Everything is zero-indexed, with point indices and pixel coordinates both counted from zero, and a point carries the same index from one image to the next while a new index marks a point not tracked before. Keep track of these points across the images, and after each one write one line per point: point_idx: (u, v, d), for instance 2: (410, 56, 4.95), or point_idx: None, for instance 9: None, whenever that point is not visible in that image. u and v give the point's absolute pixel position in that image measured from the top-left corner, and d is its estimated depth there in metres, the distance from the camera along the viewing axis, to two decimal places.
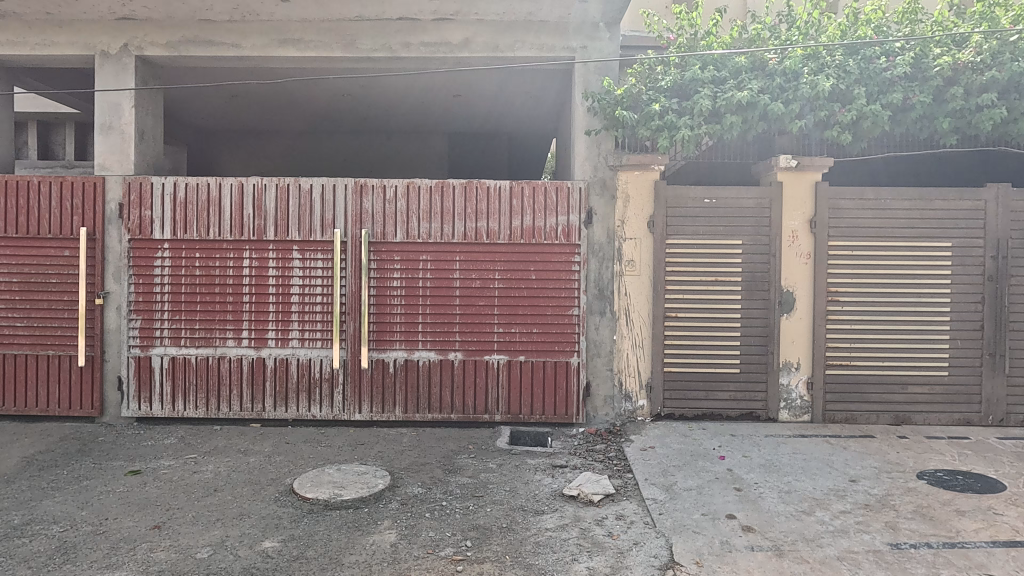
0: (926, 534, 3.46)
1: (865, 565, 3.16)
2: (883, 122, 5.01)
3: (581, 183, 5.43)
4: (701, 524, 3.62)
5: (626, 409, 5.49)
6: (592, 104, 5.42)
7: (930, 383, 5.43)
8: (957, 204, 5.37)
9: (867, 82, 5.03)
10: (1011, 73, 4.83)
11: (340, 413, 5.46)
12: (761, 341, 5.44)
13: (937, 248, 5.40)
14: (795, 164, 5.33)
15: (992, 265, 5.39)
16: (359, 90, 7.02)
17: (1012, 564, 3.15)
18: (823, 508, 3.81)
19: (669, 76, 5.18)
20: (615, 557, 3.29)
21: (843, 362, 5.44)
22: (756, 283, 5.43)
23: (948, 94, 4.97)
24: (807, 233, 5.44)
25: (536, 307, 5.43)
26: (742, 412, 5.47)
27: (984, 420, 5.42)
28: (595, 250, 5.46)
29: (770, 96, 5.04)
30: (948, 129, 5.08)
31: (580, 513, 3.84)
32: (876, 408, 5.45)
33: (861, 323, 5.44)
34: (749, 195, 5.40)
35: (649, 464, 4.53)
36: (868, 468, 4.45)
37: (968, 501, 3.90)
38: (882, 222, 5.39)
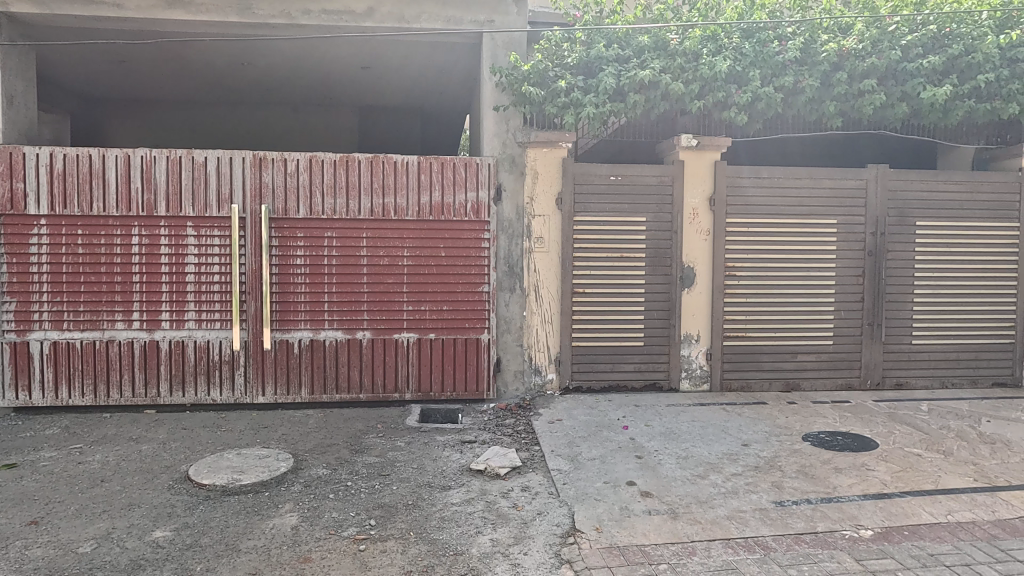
0: (807, 491, 3.72)
1: (751, 523, 3.36)
2: (776, 104, 5.27)
3: (489, 159, 5.40)
4: (602, 492, 3.74)
5: (535, 383, 5.59)
6: (500, 79, 5.39)
7: (816, 351, 5.80)
8: (842, 183, 5.72)
9: (761, 65, 5.24)
10: (888, 61, 5.20)
11: (241, 396, 5.28)
12: (663, 314, 5.65)
13: (824, 226, 5.74)
14: (696, 143, 5.53)
15: (872, 241, 5.78)
16: (259, 58, 6.69)
17: (879, 514, 3.44)
18: (716, 471, 4.02)
19: (575, 54, 5.26)
20: (519, 528, 3.35)
21: (739, 333, 5.72)
22: (659, 258, 5.61)
23: (834, 78, 5.26)
24: (706, 210, 5.65)
25: (445, 283, 5.39)
26: (646, 382, 5.68)
27: (864, 383, 5.85)
28: (504, 227, 5.46)
29: (672, 77, 5.17)
30: (834, 112, 5.38)
31: (486, 486, 3.88)
32: (769, 375, 5.78)
33: (756, 295, 5.72)
34: (652, 172, 5.56)
35: (556, 437, 4.63)
36: (759, 432, 4.72)
37: (846, 458, 4.21)
38: (775, 200, 5.67)
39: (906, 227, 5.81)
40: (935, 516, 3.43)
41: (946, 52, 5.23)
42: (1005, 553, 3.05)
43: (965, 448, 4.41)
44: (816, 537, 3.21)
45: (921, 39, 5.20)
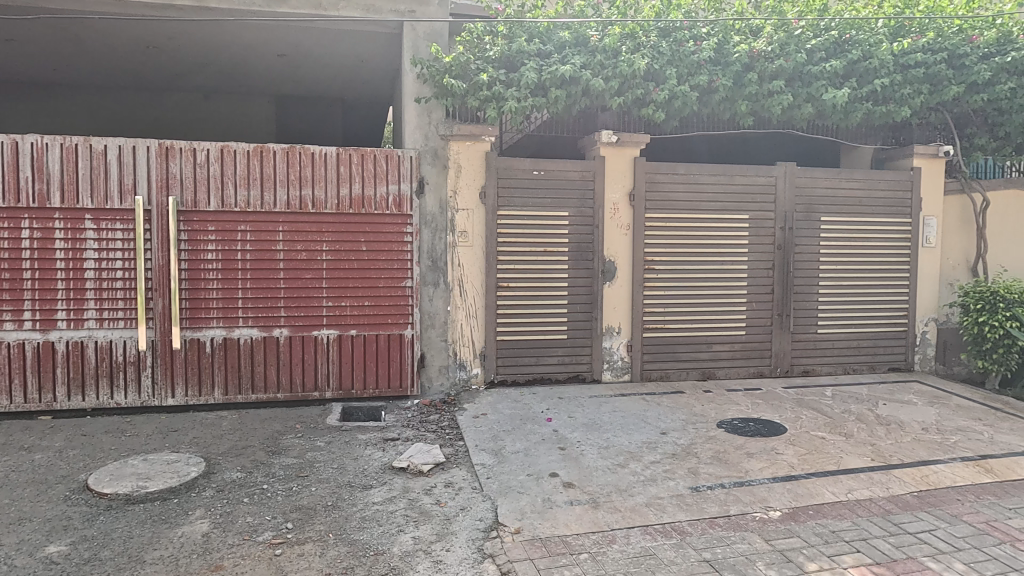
0: (720, 476, 3.87)
1: (668, 509, 3.46)
2: (691, 103, 5.44)
3: (411, 151, 5.32)
4: (525, 484, 3.76)
5: (460, 378, 5.56)
6: (421, 71, 5.32)
7: (730, 341, 6.04)
8: (753, 180, 5.96)
9: (677, 64, 5.39)
10: (795, 63, 5.47)
11: (149, 399, 4.99)
12: (586, 308, 5.73)
13: (736, 221, 5.97)
14: (615, 139, 5.62)
15: (781, 235, 6.06)
16: (165, 42, 6.32)
17: (786, 496, 3.62)
18: (636, 460, 4.12)
19: (497, 47, 5.25)
20: (442, 524, 3.32)
21: (658, 325, 5.88)
22: (582, 252, 5.69)
23: (745, 78, 5.47)
24: (626, 206, 5.77)
25: (366, 278, 5.28)
26: (570, 375, 5.76)
27: (774, 371, 6.14)
28: (427, 221, 5.40)
29: (592, 73, 5.24)
30: (746, 111, 5.59)
31: (409, 484, 3.83)
32: (687, 365, 5.98)
33: (674, 288, 5.89)
34: (574, 167, 5.62)
35: (480, 431, 4.62)
36: (677, 421, 4.87)
37: (757, 443, 4.41)
38: (692, 196, 5.86)
39: (812, 222, 6.12)
40: (837, 494, 3.64)
41: (846, 57, 5.54)
42: (897, 526, 3.27)
43: (863, 430, 4.70)
44: (728, 520, 3.34)
45: (825, 43, 5.50)
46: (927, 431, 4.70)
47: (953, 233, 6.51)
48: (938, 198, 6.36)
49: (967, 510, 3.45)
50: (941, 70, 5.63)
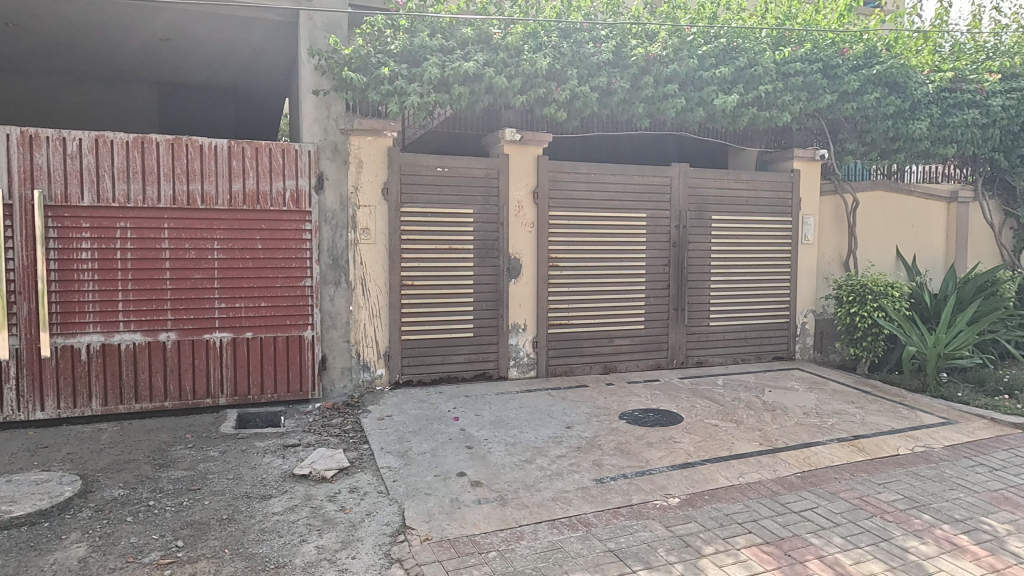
0: (623, 467, 3.99)
1: (574, 502, 3.53)
2: (592, 103, 5.56)
3: (309, 146, 5.12)
4: (433, 485, 3.71)
5: (364, 379, 5.42)
6: (319, 62, 5.13)
7: (630, 335, 6.24)
8: (650, 180, 6.19)
9: (578, 65, 5.50)
10: (688, 68, 5.72)
11: (13, 414, 4.52)
12: (491, 305, 5.74)
13: (635, 219, 6.18)
14: (519, 137, 5.66)
15: (676, 233, 6.33)
16: (27, 19, 5.74)
17: (684, 482, 3.78)
18: (542, 455, 4.17)
19: (398, 41, 5.15)
20: (347, 531, 3.22)
21: (562, 321, 5.99)
22: (487, 250, 5.70)
23: (642, 82, 5.66)
24: (530, 203, 5.82)
25: (263, 278, 5.03)
26: (476, 372, 5.76)
27: (671, 363, 6.41)
28: (327, 218, 5.22)
29: (495, 70, 5.25)
30: (643, 113, 5.77)
31: (312, 491, 3.69)
32: (589, 359, 6.13)
33: (577, 284, 6.02)
34: (478, 165, 5.62)
35: (385, 433, 4.52)
36: (581, 414, 4.98)
37: (656, 433, 4.58)
38: (593, 194, 6.00)
39: (704, 220, 6.43)
40: (730, 479, 3.85)
41: (734, 64, 5.86)
42: (784, 506, 3.49)
43: (752, 416, 5.00)
44: (631, 509, 3.45)
45: (714, 50, 5.80)
46: (808, 415, 5.06)
47: (828, 231, 7.04)
48: (815, 198, 6.85)
49: (843, 487, 3.74)
50: (817, 79, 6.09)
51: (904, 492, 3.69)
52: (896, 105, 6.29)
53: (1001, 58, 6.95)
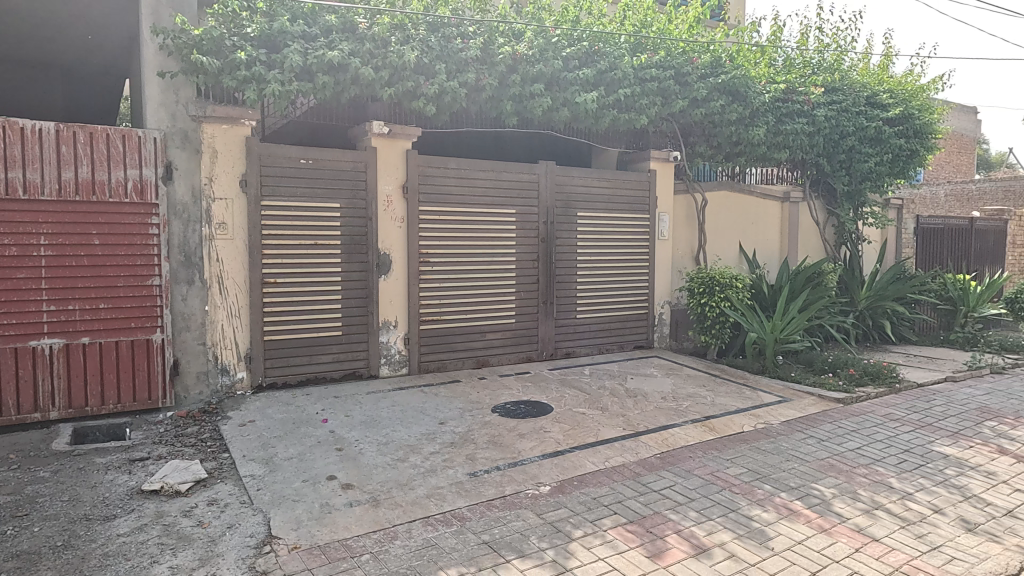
0: (496, 459, 4.05)
1: (448, 497, 3.53)
2: (461, 99, 5.56)
3: (155, 132, 4.71)
4: (301, 491, 3.56)
5: (222, 384, 5.08)
6: (165, 42, 4.72)
7: (502, 329, 6.34)
8: (519, 176, 6.31)
9: (446, 59, 5.49)
10: (553, 69, 5.89)
11: None
12: (361, 302, 5.60)
13: (504, 215, 6.27)
14: (387, 130, 5.55)
15: (544, 229, 6.50)
16: None
17: (554, 470, 3.90)
18: (416, 453, 4.13)
19: (255, 25, 4.89)
20: (205, 547, 3.00)
21: (434, 316, 5.96)
22: (355, 245, 5.54)
23: (510, 80, 5.75)
24: (399, 198, 5.74)
25: (102, 277, 4.56)
26: (345, 372, 5.59)
27: (541, 355, 6.59)
28: (177, 211, 4.83)
29: (361, 61, 5.10)
30: (511, 111, 5.88)
31: (164, 507, 3.40)
32: (462, 354, 6.15)
33: (448, 279, 6.01)
34: (345, 158, 5.44)
35: (248, 440, 4.27)
36: (454, 410, 4.99)
37: (528, 424, 4.69)
38: (463, 190, 6.02)
39: (570, 217, 6.66)
40: (597, 464, 4.03)
41: (595, 66, 6.12)
42: (645, 486, 3.71)
43: (616, 403, 5.27)
44: (504, 500, 3.51)
45: (577, 52, 6.06)
46: (666, 399, 5.41)
47: (681, 227, 7.56)
48: (669, 197, 7.32)
49: (697, 465, 4.04)
50: (670, 86, 6.52)
51: (748, 466, 4.05)
52: (738, 112, 6.87)
53: (823, 74, 7.80)
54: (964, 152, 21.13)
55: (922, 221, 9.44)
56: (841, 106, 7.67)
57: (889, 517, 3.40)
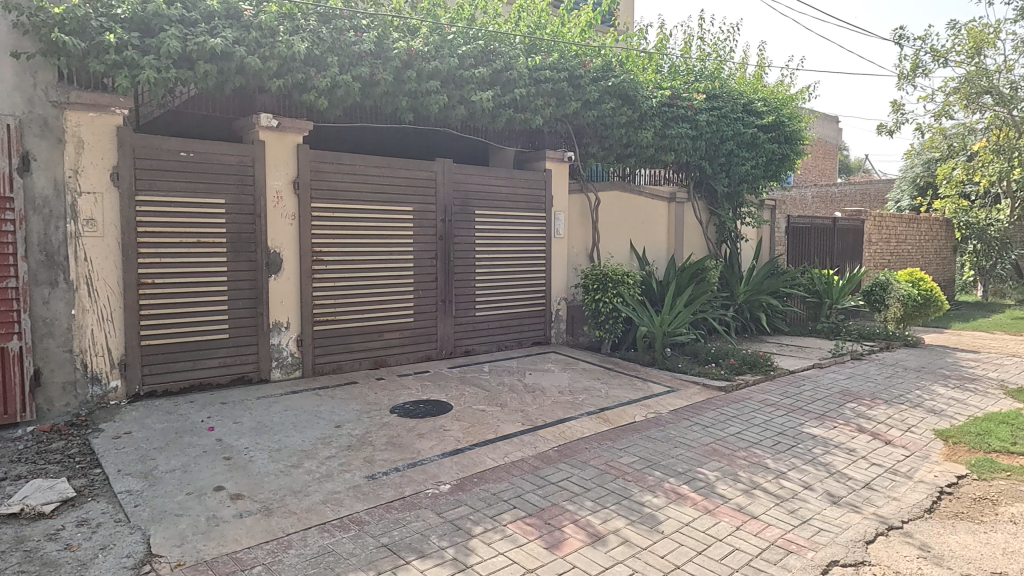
0: (395, 460, 3.99)
1: (345, 502, 3.44)
2: (354, 93, 5.43)
3: (9, 118, 4.26)
4: (184, 505, 3.35)
5: (93, 395, 4.68)
6: (19, 19, 4.28)
7: (400, 328, 6.25)
8: (416, 173, 6.25)
9: (338, 52, 5.31)
10: (449, 66, 5.86)
11: None
12: (249, 303, 5.34)
13: (401, 212, 6.19)
14: (276, 124, 5.33)
15: (442, 226, 6.47)
16: None
17: (454, 469, 3.90)
18: (310, 458, 4.00)
19: (126, 6, 4.50)
20: (75, 572, 2.76)
21: (329, 316, 5.78)
22: (242, 243, 5.28)
23: (405, 75, 5.67)
24: (290, 194, 5.52)
25: None
26: (233, 377, 5.31)
27: (439, 353, 6.56)
28: (37, 206, 4.39)
29: (246, 50, 4.86)
30: (407, 107, 5.84)
31: (26, 532, 3.09)
32: (358, 355, 6.01)
33: (343, 278, 5.85)
34: (230, 151, 5.17)
35: (123, 453, 3.96)
36: (351, 412, 4.87)
37: (427, 423, 4.66)
38: (358, 186, 5.88)
39: (468, 214, 6.67)
40: (496, 460, 4.06)
41: (491, 66, 6.15)
42: (544, 479, 3.79)
43: (515, 399, 5.34)
44: (403, 502, 3.47)
45: (473, 51, 6.03)
46: (562, 393, 5.55)
47: (575, 225, 7.76)
48: (564, 196, 7.50)
49: (593, 456, 4.18)
50: (563, 88, 6.67)
51: (640, 454, 4.24)
52: (627, 115, 7.16)
53: (705, 81, 8.26)
54: (828, 156, 23.13)
55: (793, 221, 10.23)
56: (721, 112, 8.16)
57: (766, 495, 3.67)
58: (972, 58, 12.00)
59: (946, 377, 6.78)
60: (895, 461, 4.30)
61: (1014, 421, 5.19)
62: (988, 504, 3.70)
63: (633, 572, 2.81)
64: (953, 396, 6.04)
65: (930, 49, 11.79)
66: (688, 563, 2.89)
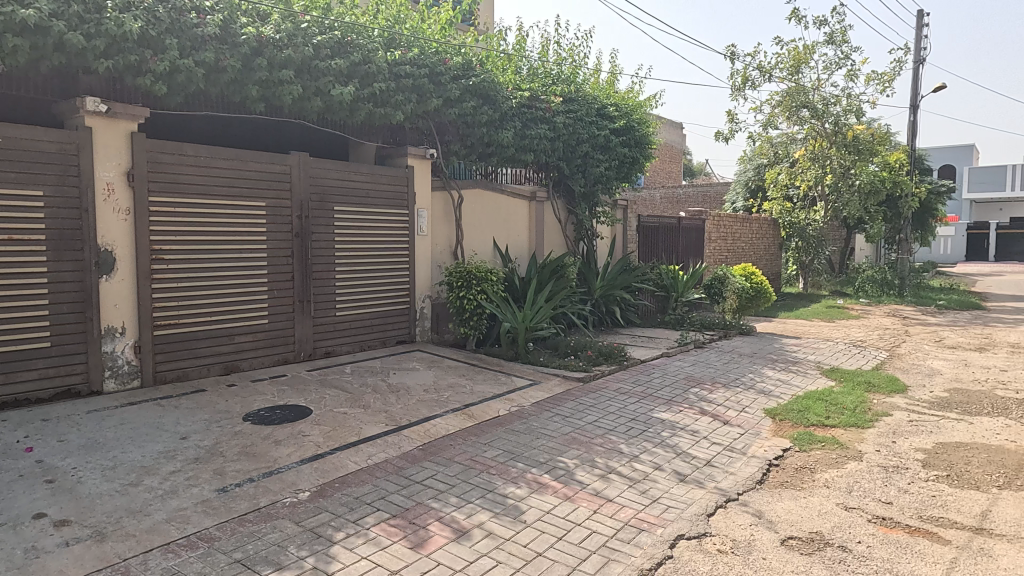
0: (249, 471, 3.77)
1: (192, 519, 3.20)
2: (197, 79, 5.09)
3: None
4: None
5: None
6: None
7: (253, 331, 5.91)
8: (269, 167, 5.93)
9: (178, 35, 4.93)
10: (303, 56, 5.63)
11: None
12: (75, 308, 4.80)
13: (253, 208, 5.84)
14: (105, 109, 4.83)
15: (297, 223, 6.19)
16: None
17: (314, 475, 3.76)
18: (152, 474, 3.67)
19: None
20: None
21: (171, 320, 5.34)
22: (65, 240, 4.74)
23: (255, 63, 5.38)
24: (123, 186, 5.02)
25: None
26: (57, 391, 4.75)
27: (298, 356, 6.28)
28: None
29: (66, 25, 4.37)
30: (257, 97, 5.55)
31: None
32: (207, 361, 5.60)
33: (188, 279, 5.42)
34: (49, 138, 4.63)
35: None
36: (199, 422, 4.53)
37: (284, 430, 4.45)
38: (203, 180, 5.48)
39: (326, 211, 6.44)
40: (359, 463, 3.97)
41: (348, 58, 5.98)
42: (408, 479, 3.76)
43: (378, 399, 5.24)
44: (259, 514, 3.29)
45: (329, 42, 5.84)
46: (427, 392, 5.52)
47: (438, 222, 7.74)
48: (427, 193, 7.45)
49: (457, 452, 4.20)
50: (424, 84, 6.62)
51: (503, 447, 4.32)
52: (487, 115, 7.27)
53: (562, 84, 8.53)
54: (674, 160, 24.94)
55: (643, 220, 10.92)
56: (577, 116, 8.51)
57: (620, 479, 3.88)
58: (791, 75, 13.47)
59: (774, 361, 7.56)
60: (731, 439, 4.73)
61: (827, 397, 5.90)
62: (807, 472, 4.17)
63: (497, 563, 2.86)
64: (779, 378, 6.75)
65: (758, 65, 13.09)
66: (550, 550, 3.00)
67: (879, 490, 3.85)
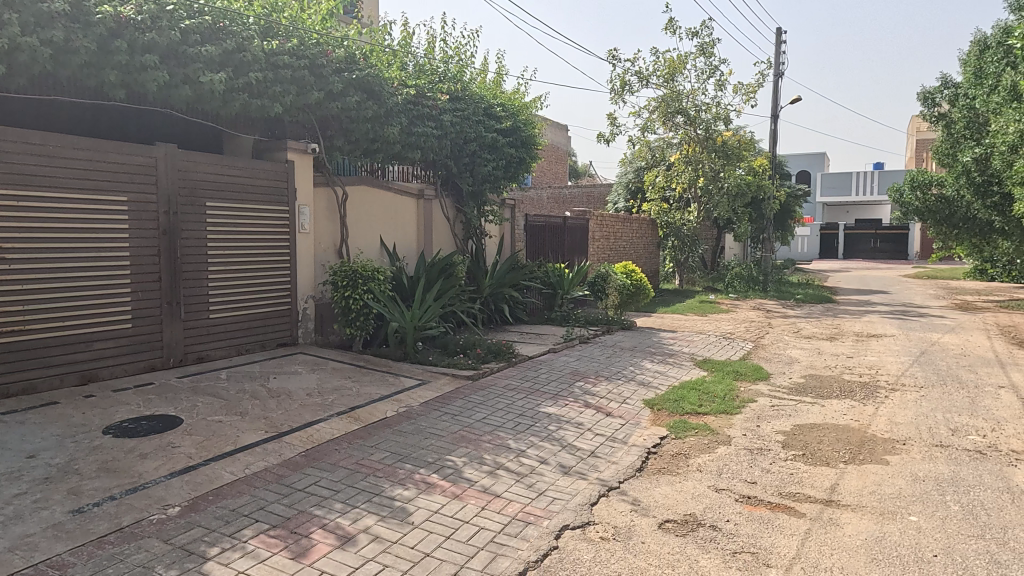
0: (109, 488, 3.47)
1: (41, 545, 2.90)
2: (43, 60, 4.62)
3: None
4: None
5: None
6: None
7: (114, 336, 5.43)
8: (130, 158, 5.49)
9: (19, 9, 4.44)
10: (169, 41, 5.26)
11: None
12: None
13: (112, 203, 5.37)
14: None
15: (164, 220, 5.76)
16: None
17: (184, 489, 3.52)
18: None
19: None
20: None
21: (15, 327, 4.79)
22: None
23: (113, 46, 4.96)
24: None
25: None
26: None
27: (167, 362, 5.83)
28: None
29: None
30: (116, 83, 5.11)
31: None
32: (60, 370, 5.07)
33: (35, 280, 4.88)
34: None
35: None
36: (49, 438, 4.10)
37: (150, 442, 4.13)
38: (52, 170, 4.97)
39: (197, 207, 6.04)
40: (235, 473, 3.76)
41: (220, 45, 5.64)
42: (289, 487, 3.61)
43: (257, 406, 4.99)
44: (121, 534, 3.03)
45: (198, 27, 5.48)
46: (310, 395, 5.33)
47: (321, 219, 7.47)
48: (309, 189, 7.17)
49: (342, 457, 4.09)
50: (304, 76, 6.38)
51: (390, 448, 4.25)
52: (372, 110, 7.12)
53: (448, 82, 8.50)
54: (559, 160, 25.61)
55: (530, 219, 11.15)
56: (463, 114, 8.51)
57: (507, 474, 3.94)
58: (667, 82, 14.22)
59: (653, 354, 7.97)
60: (613, 430, 4.93)
61: (700, 387, 6.29)
62: (682, 458, 4.43)
63: (383, 567, 2.81)
64: (657, 369, 7.11)
65: (636, 72, 13.70)
66: (437, 550, 2.98)
67: (745, 471, 4.15)
